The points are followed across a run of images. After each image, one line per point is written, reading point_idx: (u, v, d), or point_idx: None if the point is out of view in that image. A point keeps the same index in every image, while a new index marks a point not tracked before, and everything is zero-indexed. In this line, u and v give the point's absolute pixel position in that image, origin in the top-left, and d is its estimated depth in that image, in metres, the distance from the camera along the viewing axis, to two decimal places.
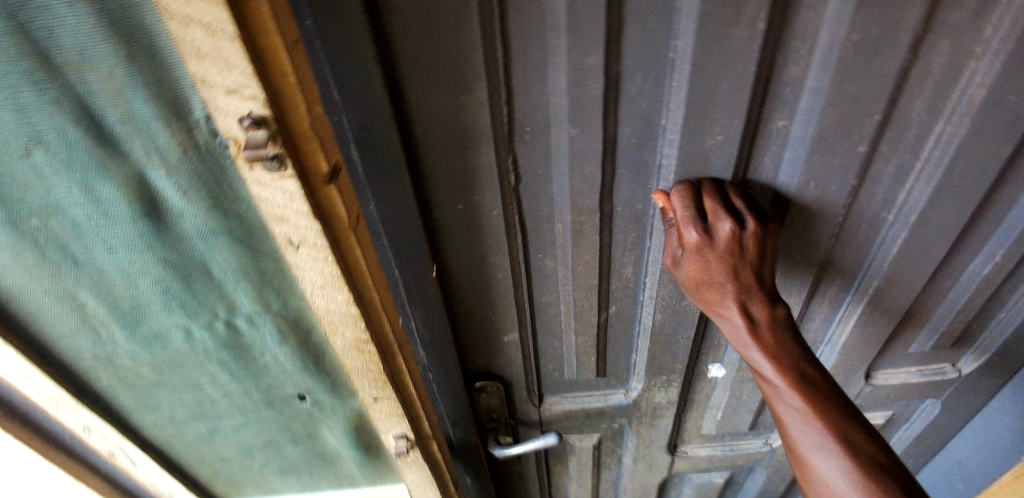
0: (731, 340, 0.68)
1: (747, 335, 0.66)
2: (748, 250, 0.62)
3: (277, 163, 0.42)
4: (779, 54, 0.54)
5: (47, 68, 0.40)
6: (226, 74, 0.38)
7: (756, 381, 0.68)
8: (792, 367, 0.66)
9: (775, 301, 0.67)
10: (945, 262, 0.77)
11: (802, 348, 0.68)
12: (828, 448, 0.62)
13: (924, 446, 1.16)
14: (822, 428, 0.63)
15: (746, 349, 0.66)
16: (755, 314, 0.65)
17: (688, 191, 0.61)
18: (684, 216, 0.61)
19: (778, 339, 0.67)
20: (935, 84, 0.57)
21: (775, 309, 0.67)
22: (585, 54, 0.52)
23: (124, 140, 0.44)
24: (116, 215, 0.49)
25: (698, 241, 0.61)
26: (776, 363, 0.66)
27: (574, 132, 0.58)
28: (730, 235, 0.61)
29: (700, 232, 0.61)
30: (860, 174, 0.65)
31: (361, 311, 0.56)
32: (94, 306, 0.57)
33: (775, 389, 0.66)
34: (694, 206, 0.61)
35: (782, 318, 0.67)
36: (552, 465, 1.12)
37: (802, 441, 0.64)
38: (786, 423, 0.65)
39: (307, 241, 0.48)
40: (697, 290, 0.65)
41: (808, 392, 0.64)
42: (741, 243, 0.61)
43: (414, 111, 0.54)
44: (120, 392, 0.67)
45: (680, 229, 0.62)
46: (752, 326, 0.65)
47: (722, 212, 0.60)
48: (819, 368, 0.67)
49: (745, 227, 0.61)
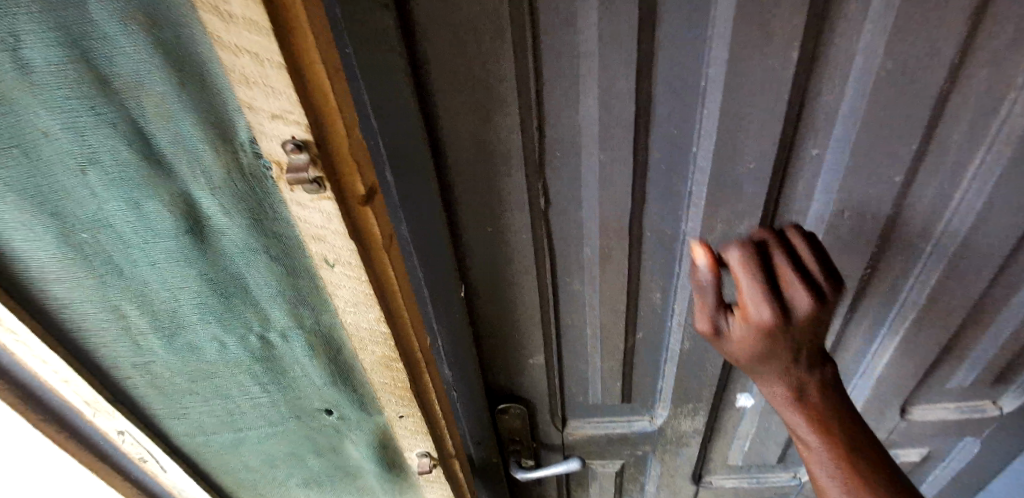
0: (773, 404, 0.65)
1: (791, 400, 0.63)
2: (818, 330, 0.60)
3: (316, 186, 0.44)
4: (812, 84, 0.55)
5: (104, 92, 0.42)
6: (272, 100, 0.40)
7: (795, 444, 0.66)
8: (837, 433, 0.63)
9: (824, 363, 0.64)
10: (986, 295, 0.74)
11: (847, 411, 0.65)
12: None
13: (963, 485, 1.11)
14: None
15: (789, 414, 0.64)
16: (805, 378, 0.62)
17: (756, 263, 0.59)
18: (757, 289, 0.58)
19: (825, 404, 0.63)
20: (973, 114, 0.56)
21: (824, 372, 0.64)
22: (616, 83, 0.53)
23: (172, 160, 0.46)
24: (161, 231, 0.51)
25: (776, 319, 0.58)
26: (820, 430, 0.63)
27: (603, 157, 0.59)
28: (811, 313, 0.58)
29: (776, 305, 0.58)
30: (896, 203, 0.64)
31: (390, 329, 0.57)
32: (135, 316, 0.59)
33: (818, 457, 0.63)
34: (767, 278, 0.58)
35: (829, 381, 0.64)
36: (574, 490, 1.11)
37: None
38: (826, 491, 0.63)
39: (341, 259, 0.50)
40: (758, 366, 0.62)
41: (852, 464, 0.62)
42: (818, 320, 0.59)
43: (445, 128, 0.56)
44: (154, 400, 0.69)
45: (752, 306, 0.58)
46: (800, 391, 0.63)
47: (800, 285, 0.58)
48: (864, 432, 0.64)
49: (825, 302, 0.58)
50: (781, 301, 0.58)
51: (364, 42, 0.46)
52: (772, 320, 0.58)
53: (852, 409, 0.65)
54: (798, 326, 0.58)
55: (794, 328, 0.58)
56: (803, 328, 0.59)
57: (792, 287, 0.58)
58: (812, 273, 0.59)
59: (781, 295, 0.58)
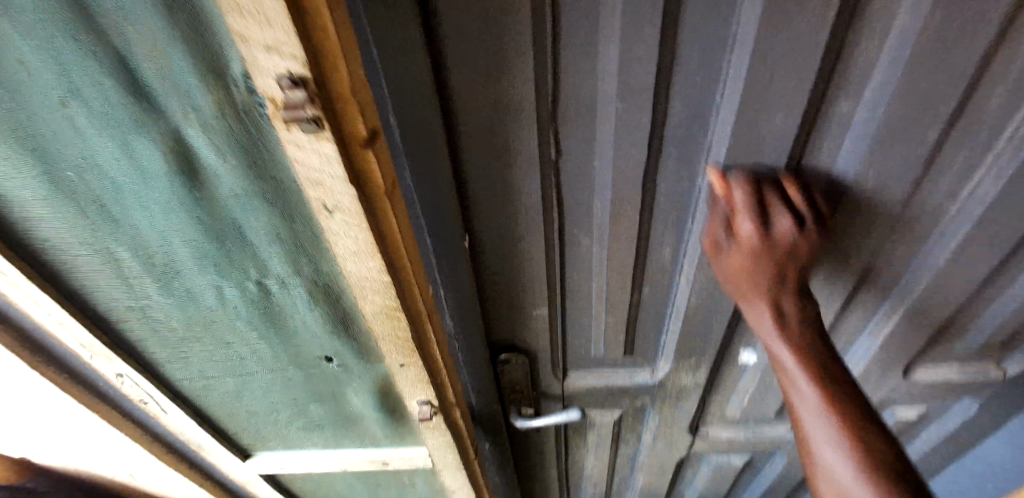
0: (756, 331, 0.67)
1: (775, 326, 0.65)
2: (794, 253, 0.61)
3: (314, 126, 0.41)
4: (852, 31, 0.50)
5: (81, 18, 0.38)
6: (265, 30, 0.36)
7: (775, 370, 0.67)
8: (814, 360, 0.65)
9: (806, 297, 0.66)
10: (1006, 261, 0.72)
11: (827, 345, 0.66)
12: (839, 442, 0.62)
13: (953, 443, 1.13)
14: (836, 425, 0.62)
15: (771, 341, 0.65)
16: (785, 306, 0.65)
17: (749, 180, 0.59)
18: (746, 205, 0.58)
19: (806, 334, 0.66)
20: (1022, 72, 0.52)
21: (806, 305, 0.66)
22: (638, 24, 0.49)
23: (160, 96, 0.43)
24: (152, 173, 0.48)
25: (755, 234, 0.59)
26: (800, 356, 0.65)
27: (621, 106, 0.55)
28: (788, 234, 0.59)
29: (761, 222, 0.58)
30: (926, 164, 0.60)
31: (392, 280, 0.55)
32: (129, 261, 0.57)
33: (792, 381, 0.65)
34: (757, 198, 0.58)
35: (811, 314, 0.66)
36: (571, 438, 1.12)
37: (815, 436, 0.63)
38: (800, 414, 0.65)
39: (341, 206, 0.47)
40: (734, 280, 0.64)
41: (828, 388, 0.63)
42: (794, 243, 0.60)
43: (453, 72, 0.52)
44: (152, 344, 0.68)
45: (737, 220, 0.59)
46: (781, 318, 0.65)
47: (783, 209, 0.59)
48: (840, 364, 0.66)
49: (803, 226, 0.60)
50: (765, 220, 0.59)
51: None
52: (753, 236, 0.59)
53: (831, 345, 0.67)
54: (775, 243, 0.60)
55: (771, 246, 0.60)
56: (779, 245, 0.60)
57: (777, 210, 0.59)
58: (800, 202, 0.60)
59: (767, 215, 0.59)
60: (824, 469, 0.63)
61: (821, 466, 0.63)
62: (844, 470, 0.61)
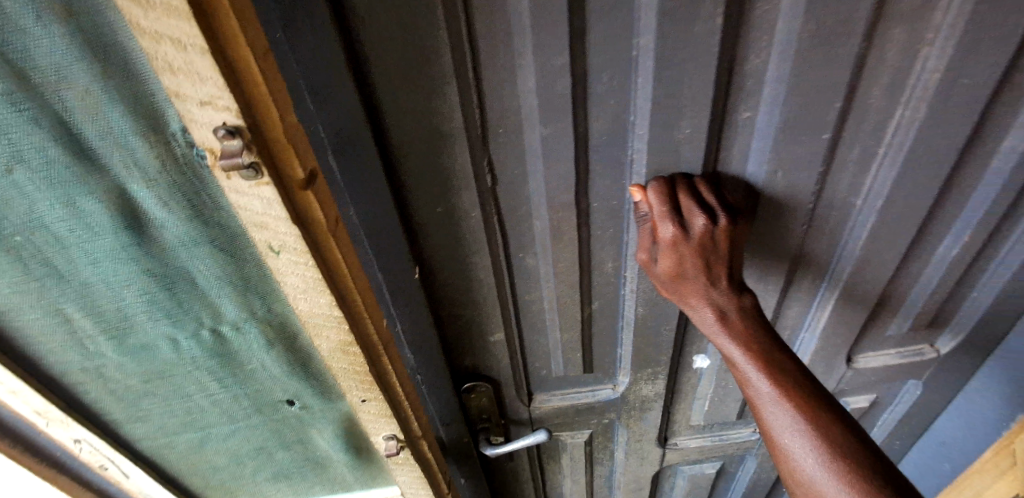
0: (702, 330, 0.69)
1: (716, 321, 0.67)
2: (717, 244, 0.65)
3: (253, 171, 0.43)
4: (740, 48, 0.56)
5: (23, 87, 0.41)
6: (199, 87, 0.39)
7: (729, 366, 0.69)
8: (762, 352, 0.66)
9: (741, 290, 0.68)
10: (915, 244, 0.79)
11: (771, 334, 0.68)
12: (800, 432, 0.62)
13: (909, 428, 1.18)
14: (794, 414, 0.63)
15: (716, 336, 0.68)
16: (720, 299, 0.67)
17: (663, 186, 0.63)
18: (662, 212, 0.63)
19: (748, 325, 0.67)
20: (892, 72, 0.59)
21: (742, 297, 0.68)
22: (551, 54, 0.54)
23: (103, 155, 0.45)
24: (99, 229, 0.50)
25: (674, 235, 0.63)
26: (746, 347, 0.66)
27: (546, 131, 0.59)
28: (705, 230, 0.63)
29: (676, 224, 0.63)
30: (827, 160, 0.66)
31: (344, 314, 0.57)
32: (81, 319, 0.58)
33: (746, 376, 0.66)
34: (671, 202, 0.63)
35: (749, 306, 0.68)
36: (546, 463, 1.13)
37: (776, 427, 0.64)
38: (760, 408, 0.66)
39: (287, 246, 0.50)
40: (673, 285, 0.68)
41: (779, 377, 0.65)
42: (712, 238, 0.64)
43: (386, 114, 0.56)
44: (109, 405, 0.68)
45: (656, 224, 0.64)
46: (720, 312, 0.67)
47: (697, 209, 0.62)
48: (789, 354, 0.67)
49: (716, 221, 0.63)
50: (682, 222, 0.63)
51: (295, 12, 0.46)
52: (673, 238, 0.64)
53: (777, 333, 0.68)
54: (693, 241, 0.64)
55: (692, 244, 0.64)
56: (698, 241, 0.64)
57: (691, 212, 0.63)
58: (711, 200, 0.64)
59: (682, 216, 0.63)
60: (790, 458, 0.64)
61: (788, 457, 0.64)
62: (807, 455, 0.62)
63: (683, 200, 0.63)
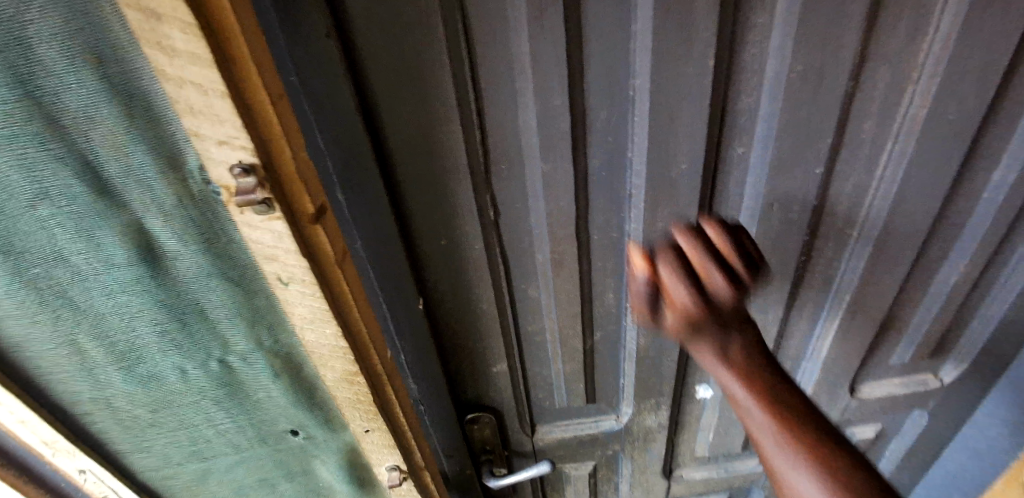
0: (708, 371, 0.62)
1: (723, 364, 0.60)
2: (739, 309, 0.61)
3: (266, 207, 0.46)
4: (733, 86, 0.59)
5: (51, 127, 0.43)
6: (218, 128, 0.41)
7: (732, 405, 0.62)
8: (771, 397, 0.60)
9: (747, 323, 0.62)
10: (913, 273, 0.80)
11: (779, 375, 0.62)
12: (824, 492, 0.56)
13: (917, 460, 1.16)
14: (813, 468, 0.57)
15: (723, 380, 0.61)
16: (729, 340, 0.60)
17: (676, 255, 0.62)
18: (674, 272, 0.60)
19: (751, 360, 0.61)
20: (880, 107, 0.62)
21: (745, 329, 0.62)
22: (551, 92, 0.56)
23: (122, 191, 0.47)
24: (115, 261, 0.52)
25: (693, 300, 0.59)
26: (748, 383, 0.60)
27: (546, 166, 0.62)
28: (727, 293, 0.60)
29: (695, 288, 0.60)
30: (821, 193, 0.68)
31: (349, 345, 0.58)
32: (93, 349, 0.59)
33: (756, 424, 0.60)
34: (687, 269, 0.61)
35: (754, 342, 0.63)
36: (550, 496, 1.12)
37: (786, 472, 0.58)
38: (774, 462, 0.59)
39: (296, 278, 0.52)
40: (683, 340, 0.61)
41: (785, 416, 0.59)
42: (734, 301, 0.61)
43: (391, 151, 0.58)
44: (115, 434, 0.69)
45: (671, 290, 0.60)
46: (727, 355, 0.60)
47: (717, 274, 0.60)
48: (799, 397, 0.61)
49: (740, 287, 0.61)
50: (697, 285, 0.60)
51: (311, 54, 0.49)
52: (688, 301, 0.59)
53: (783, 372, 0.63)
54: (716, 307, 0.60)
55: (710, 311, 0.59)
56: (720, 307, 0.60)
57: (711, 276, 0.60)
58: (734, 265, 0.61)
59: (701, 282, 0.60)
60: None
61: None
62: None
63: (700, 261, 0.61)
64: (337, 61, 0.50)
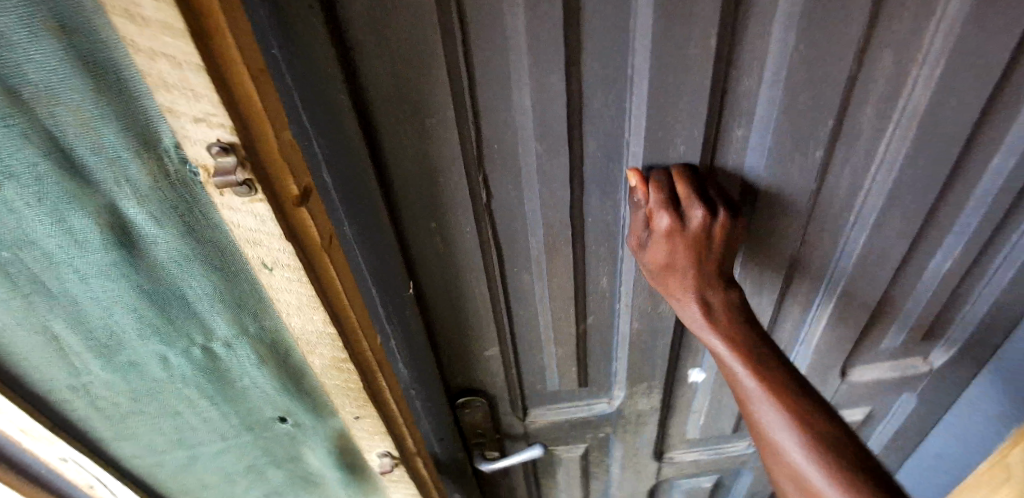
0: (688, 326, 0.68)
1: (702, 317, 0.66)
2: (712, 236, 0.63)
3: (246, 189, 0.43)
4: (733, 69, 0.57)
5: (13, 103, 0.40)
6: (194, 103, 0.39)
7: (716, 363, 0.68)
8: (747, 347, 0.66)
9: (729, 284, 0.67)
10: (909, 259, 0.79)
11: (756, 329, 0.68)
12: (786, 425, 0.64)
13: (904, 442, 1.17)
14: (780, 409, 0.64)
15: (702, 333, 0.67)
16: (708, 295, 0.66)
17: (662, 179, 0.61)
18: (660, 202, 0.60)
19: (734, 322, 0.67)
20: (883, 91, 0.60)
21: (727, 290, 0.67)
22: (545, 73, 0.54)
23: (93, 171, 0.45)
24: (89, 244, 0.49)
25: (670, 226, 0.61)
26: (732, 343, 0.66)
27: (541, 150, 0.59)
28: (703, 223, 0.61)
29: (673, 216, 0.61)
30: (820, 177, 0.67)
31: (338, 331, 0.57)
32: (69, 336, 0.57)
33: (732, 371, 0.67)
34: (670, 193, 0.61)
35: (737, 301, 0.68)
36: (541, 478, 1.12)
37: (760, 420, 0.65)
38: (747, 405, 0.66)
39: (280, 263, 0.49)
40: (658, 275, 0.66)
41: (768, 375, 0.65)
42: (709, 232, 0.62)
43: (379, 129, 0.55)
44: (95, 422, 0.67)
45: (652, 215, 0.61)
46: (707, 309, 0.66)
47: (696, 201, 0.61)
48: (774, 349, 0.67)
49: (715, 215, 0.62)
50: (679, 214, 0.61)
51: (288, 26, 0.45)
52: (669, 229, 0.61)
53: (760, 326, 0.69)
54: (690, 234, 0.62)
55: (687, 238, 0.62)
56: (693, 234, 0.62)
57: (690, 204, 0.61)
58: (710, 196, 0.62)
59: (680, 209, 0.61)
60: (778, 450, 0.65)
61: (775, 449, 0.65)
62: (791, 446, 0.63)
63: (684, 190, 0.61)
64: (320, 31, 0.47)
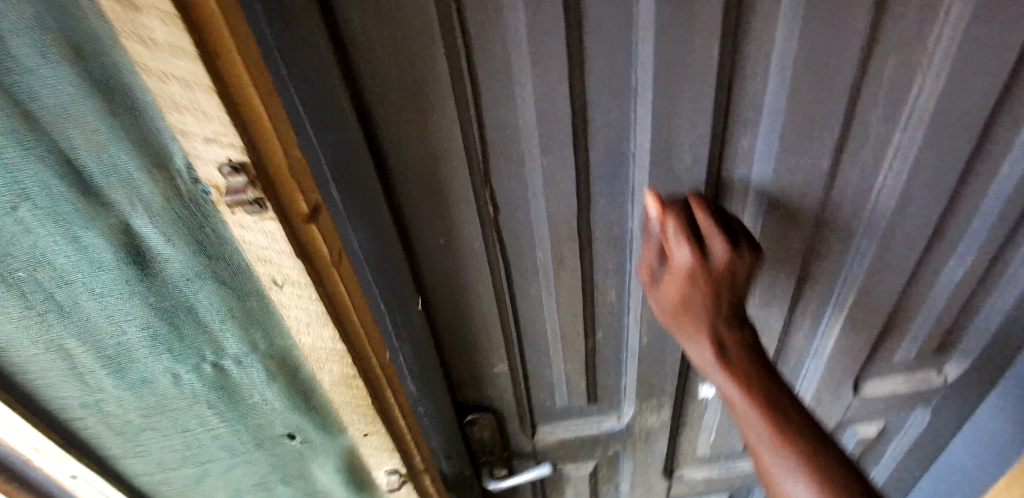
0: (699, 366, 0.69)
1: (713, 356, 0.66)
2: (734, 272, 0.63)
3: (257, 206, 0.44)
4: (737, 79, 0.57)
5: (31, 126, 0.41)
6: (205, 124, 0.40)
7: (725, 404, 0.68)
8: (757, 388, 0.66)
9: (743, 325, 0.68)
10: (918, 270, 0.79)
11: (768, 371, 0.68)
12: (796, 472, 0.62)
13: (921, 458, 1.15)
14: (790, 454, 0.62)
15: (713, 373, 0.67)
16: (721, 334, 0.67)
17: (683, 212, 0.63)
18: (680, 233, 0.62)
19: (745, 362, 0.67)
20: (886, 99, 0.60)
21: (743, 330, 0.68)
22: (548, 87, 0.55)
23: (108, 190, 0.46)
24: (103, 262, 0.50)
25: (690, 258, 0.62)
26: (743, 384, 0.66)
27: (546, 163, 0.60)
28: (724, 258, 0.62)
29: (694, 248, 0.62)
30: (826, 188, 0.67)
31: (347, 348, 0.57)
32: (82, 354, 0.57)
33: (742, 412, 0.66)
34: (690, 226, 0.62)
35: (749, 342, 0.68)
36: (550, 497, 1.11)
37: (770, 465, 0.64)
38: (756, 449, 0.65)
39: (290, 279, 0.50)
40: (675, 310, 0.66)
41: (779, 419, 0.64)
42: (732, 267, 0.63)
43: (386, 142, 0.56)
44: (106, 440, 0.67)
45: (672, 246, 0.63)
46: (719, 349, 0.66)
47: (717, 235, 0.62)
48: (785, 391, 0.67)
49: (738, 251, 0.62)
50: (701, 249, 0.62)
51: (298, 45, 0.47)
52: (688, 261, 0.62)
53: (773, 369, 0.68)
54: (712, 268, 0.63)
55: (709, 273, 0.63)
56: (716, 269, 0.63)
57: (711, 237, 0.62)
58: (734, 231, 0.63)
59: (701, 242, 0.62)
60: None
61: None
62: (801, 495, 0.61)
63: (705, 223, 0.62)
64: (327, 50, 0.49)
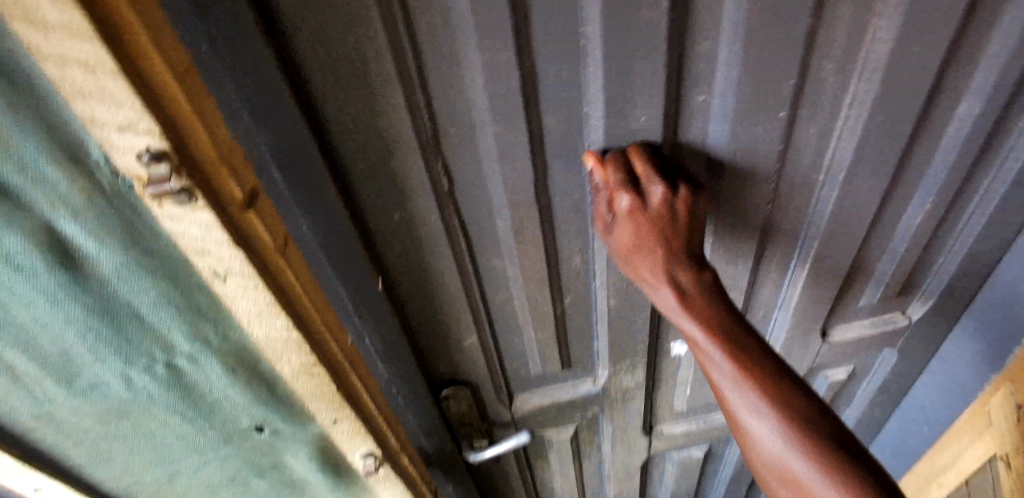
0: (663, 312, 0.67)
1: (678, 304, 0.64)
2: (677, 211, 0.62)
3: (186, 196, 0.41)
4: (689, 32, 0.55)
5: None
6: (116, 112, 0.36)
7: (689, 346, 0.67)
8: (724, 333, 0.64)
9: (702, 266, 0.65)
10: (879, 215, 0.79)
11: (732, 311, 0.65)
12: (763, 411, 0.63)
13: (888, 396, 1.19)
14: (756, 395, 0.63)
15: (679, 319, 0.65)
16: (680, 279, 0.64)
17: (620, 161, 0.61)
18: (618, 180, 0.60)
19: (710, 306, 0.65)
20: (843, 45, 0.58)
21: (703, 273, 0.65)
22: (496, 49, 0.52)
23: (22, 191, 0.42)
24: (30, 266, 0.47)
25: (630, 204, 0.60)
26: (708, 328, 0.64)
27: (498, 131, 0.58)
28: (663, 198, 0.61)
29: (632, 193, 0.60)
30: (786, 139, 0.66)
31: (303, 335, 0.55)
32: (23, 363, 0.55)
33: (710, 358, 0.65)
34: (628, 173, 0.60)
35: (709, 282, 0.65)
36: (533, 461, 1.12)
37: (737, 404, 0.65)
38: (722, 390, 0.65)
39: (233, 270, 0.47)
40: (627, 259, 0.65)
41: (744, 362, 0.64)
42: (672, 208, 0.62)
43: (330, 124, 0.53)
44: (66, 446, 0.65)
45: (613, 196, 0.61)
46: (681, 294, 0.64)
47: (654, 176, 0.60)
48: (750, 330, 0.65)
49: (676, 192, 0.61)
50: (639, 192, 0.60)
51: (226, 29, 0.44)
52: (630, 208, 0.61)
53: (735, 307, 0.66)
54: (653, 211, 0.61)
55: (652, 214, 0.61)
56: (657, 211, 0.61)
57: (648, 179, 0.60)
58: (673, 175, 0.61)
59: (640, 186, 0.60)
60: (751, 433, 0.65)
61: (749, 431, 0.65)
62: (765, 430, 0.64)
63: (641, 169, 0.60)
64: (252, 26, 0.45)
